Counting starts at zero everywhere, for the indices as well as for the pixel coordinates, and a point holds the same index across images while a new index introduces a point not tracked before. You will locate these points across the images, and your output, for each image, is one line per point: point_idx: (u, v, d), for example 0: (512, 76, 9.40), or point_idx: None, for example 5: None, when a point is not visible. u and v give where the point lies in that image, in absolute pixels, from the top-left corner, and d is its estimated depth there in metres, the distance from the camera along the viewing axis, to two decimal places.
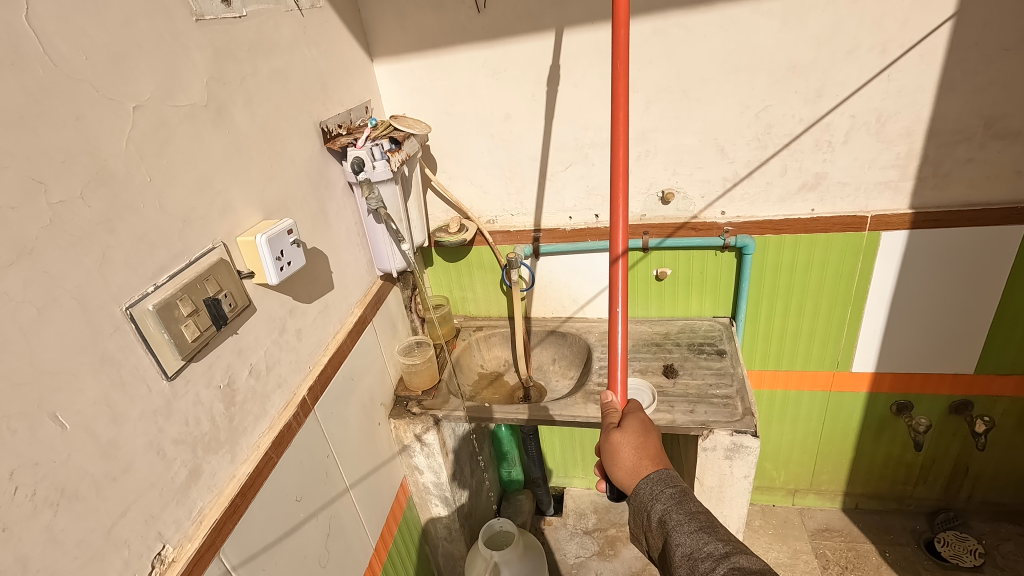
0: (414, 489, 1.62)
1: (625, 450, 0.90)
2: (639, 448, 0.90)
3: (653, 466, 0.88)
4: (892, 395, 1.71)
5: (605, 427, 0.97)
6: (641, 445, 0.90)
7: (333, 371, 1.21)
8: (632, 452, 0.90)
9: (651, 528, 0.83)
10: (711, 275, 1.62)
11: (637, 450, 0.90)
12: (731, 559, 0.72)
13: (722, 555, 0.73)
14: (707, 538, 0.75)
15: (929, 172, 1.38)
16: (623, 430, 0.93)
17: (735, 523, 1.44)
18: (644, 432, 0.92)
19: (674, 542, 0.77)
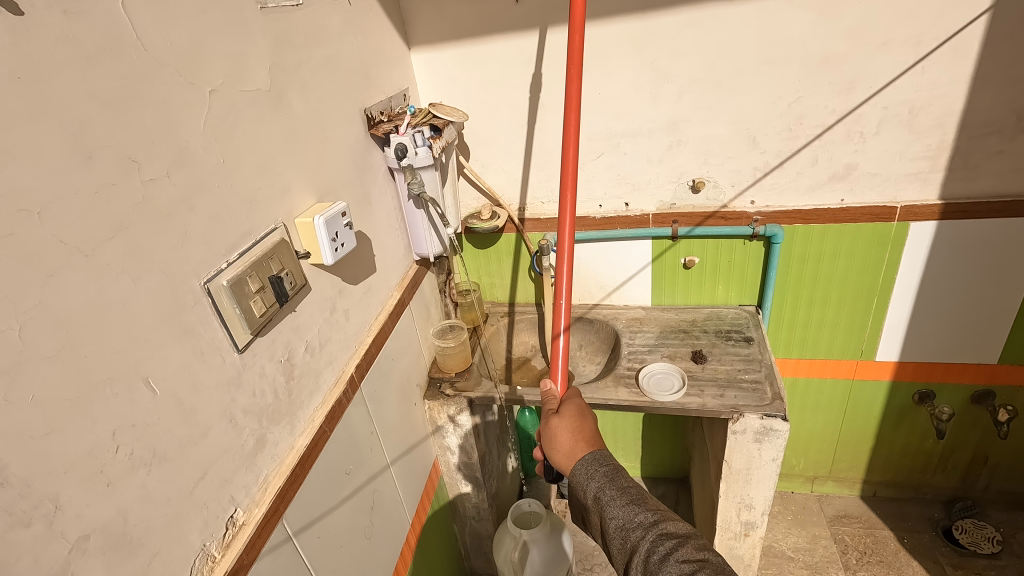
0: (445, 469, 1.66)
1: (563, 433, 1.02)
2: (577, 432, 1.01)
3: (589, 447, 0.98)
4: (914, 384, 1.73)
5: (544, 413, 1.08)
6: (578, 428, 1.02)
7: (376, 350, 1.25)
8: (570, 436, 1.01)
9: (588, 504, 0.93)
10: (738, 264, 1.64)
11: (575, 433, 1.01)
12: (659, 526, 0.84)
13: (652, 523, 0.85)
14: (637, 509, 0.87)
15: (959, 164, 1.40)
16: (561, 416, 1.04)
17: (761, 505, 1.48)
18: (580, 417, 1.04)
19: (608, 516, 0.88)
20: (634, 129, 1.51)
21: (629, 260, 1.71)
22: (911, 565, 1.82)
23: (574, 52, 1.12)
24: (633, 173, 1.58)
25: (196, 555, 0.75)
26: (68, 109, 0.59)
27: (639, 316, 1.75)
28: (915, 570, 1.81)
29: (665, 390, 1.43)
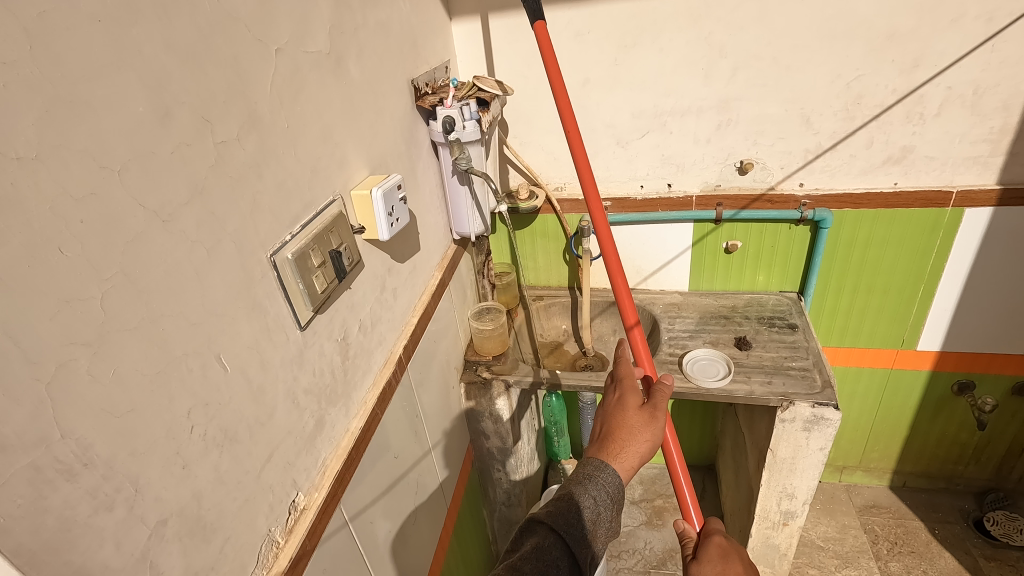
0: (478, 454, 1.63)
1: (632, 420, 0.91)
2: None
3: None
4: (955, 374, 1.71)
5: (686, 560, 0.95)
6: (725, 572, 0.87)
7: (421, 332, 1.21)
8: None
9: None
10: (782, 249, 1.60)
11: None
12: None
13: None
14: None
15: (1022, 148, 1.35)
16: (702, 560, 0.90)
17: (803, 495, 1.45)
18: (725, 558, 0.89)
19: None
20: (683, 107, 1.46)
21: (668, 243, 1.67)
22: (943, 556, 1.80)
23: (571, 118, 1.11)
24: (679, 153, 1.53)
25: (262, 541, 0.72)
26: (147, 60, 0.54)
27: (676, 301, 1.71)
28: (948, 562, 1.79)
29: (710, 376, 1.40)
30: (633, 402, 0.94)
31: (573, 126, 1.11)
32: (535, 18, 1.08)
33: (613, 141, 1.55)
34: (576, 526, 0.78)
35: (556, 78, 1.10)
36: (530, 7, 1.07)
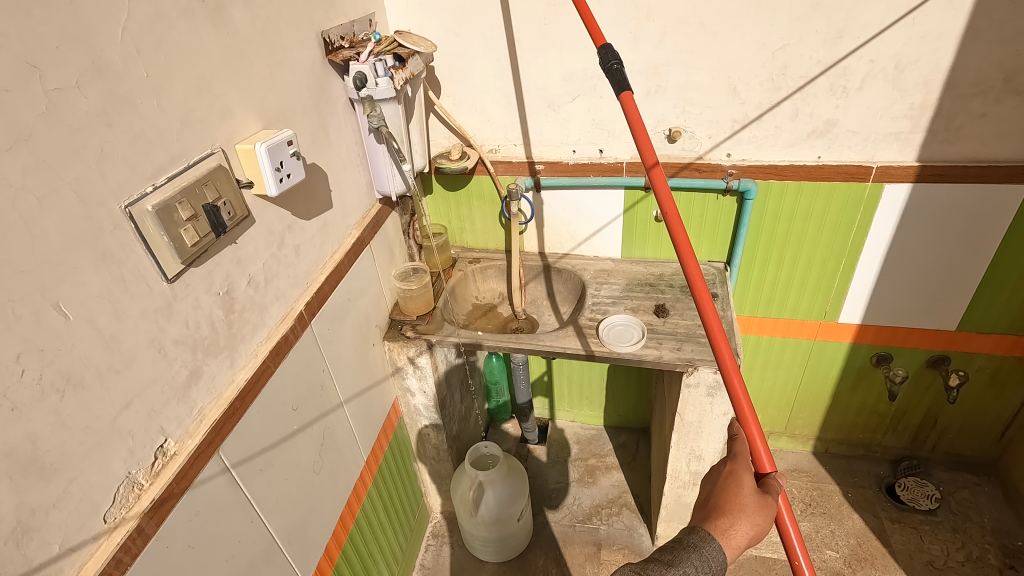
0: (405, 410, 1.67)
1: (749, 493, 0.86)
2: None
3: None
4: (874, 346, 1.75)
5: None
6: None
7: (330, 289, 1.23)
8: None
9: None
10: (710, 219, 1.62)
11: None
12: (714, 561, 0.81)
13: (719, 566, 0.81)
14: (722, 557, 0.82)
15: (940, 125, 1.35)
16: None
17: (710, 456, 1.51)
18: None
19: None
20: None
21: (600, 209, 1.67)
22: (852, 517, 1.88)
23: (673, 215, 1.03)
24: (610, 119, 1.52)
25: (120, 483, 0.75)
26: None
27: (608, 267, 1.73)
28: (855, 522, 1.87)
29: (625, 342, 1.43)
30: (748, 478, 0.88)
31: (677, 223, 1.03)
32: (620, 88, 1.05)
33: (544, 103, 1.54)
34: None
35: (660, 185, 1.05)
36: (614, 80, 1.06)
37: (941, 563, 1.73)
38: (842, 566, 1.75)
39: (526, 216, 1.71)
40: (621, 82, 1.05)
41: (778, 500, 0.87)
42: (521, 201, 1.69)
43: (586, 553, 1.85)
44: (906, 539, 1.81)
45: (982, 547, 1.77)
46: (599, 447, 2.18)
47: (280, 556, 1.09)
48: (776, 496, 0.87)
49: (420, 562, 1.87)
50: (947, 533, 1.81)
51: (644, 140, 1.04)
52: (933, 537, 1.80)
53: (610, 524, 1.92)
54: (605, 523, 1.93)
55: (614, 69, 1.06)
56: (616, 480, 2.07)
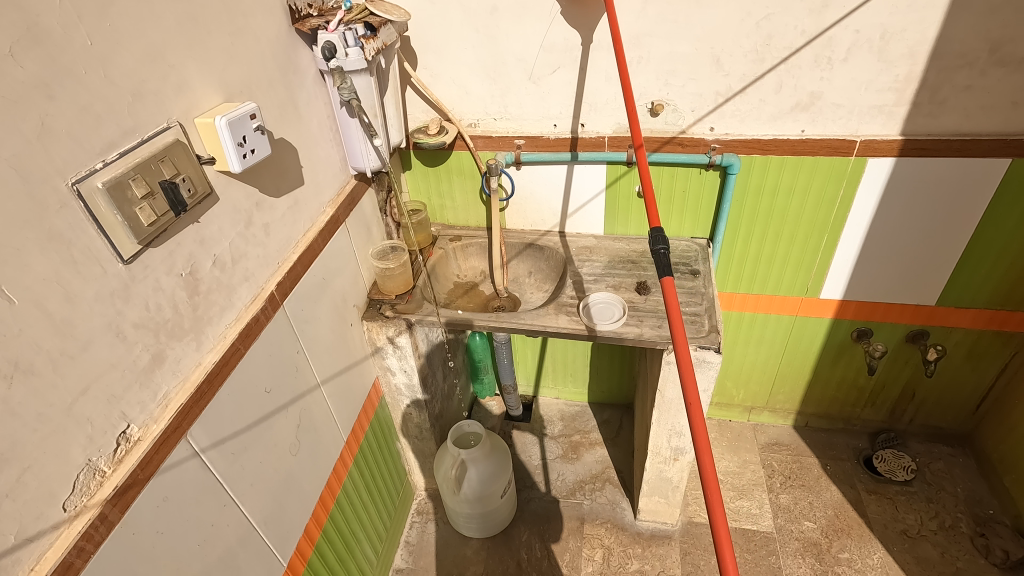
0: (386, 390, 1.66)
1: None
2: None
3: None
4: (855, 322, 1.76)
5: None
6: None
7: (303, 268, 1.20)
8: None
9: None
10: (693, 194, 1.59)
11: None
12: None
13: None
14: None
15: (925, 98, 1.33)
16: None
17: (690, 432, 1.52)
18: None
19: None
20: (594, 41, 1.40)
21: (582, 185, 1.65)
22: (830, 488, 1.91)
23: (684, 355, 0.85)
24: (591, 92, 1.49)
25: (80, 470, 0.73)
26: None
27: (590, 244, 1.71)
28: (833, 494, 1.90)
29: (606, 319, 1.42)
30: None
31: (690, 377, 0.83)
32: (660, 272, 0.95)
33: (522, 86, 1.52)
34: None
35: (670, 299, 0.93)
36: (658, 263, 0.96)
37: (915, 532, 1.77)
38: (820, 537, 1.78)
39: (506, 193, 1.70)
40: (664, 267, 0.96)
41: None
42: (501, 179, 1.67)
43: (570, 528, 1.87)
44: (881, 509, 1.84)
45: (954, 516, 1.81)
46: (583, 424, 2.19)
47: (258, 537, 1.08)
48: None
49: (405, 539, 1.88)
50: (921, 502, 1.85)
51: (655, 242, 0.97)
52: (908, 507, 1.84)
53: (593, 499, 1.94)
54: (588, 498, 1.95)
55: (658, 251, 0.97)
56: (600, 456, 2.08)
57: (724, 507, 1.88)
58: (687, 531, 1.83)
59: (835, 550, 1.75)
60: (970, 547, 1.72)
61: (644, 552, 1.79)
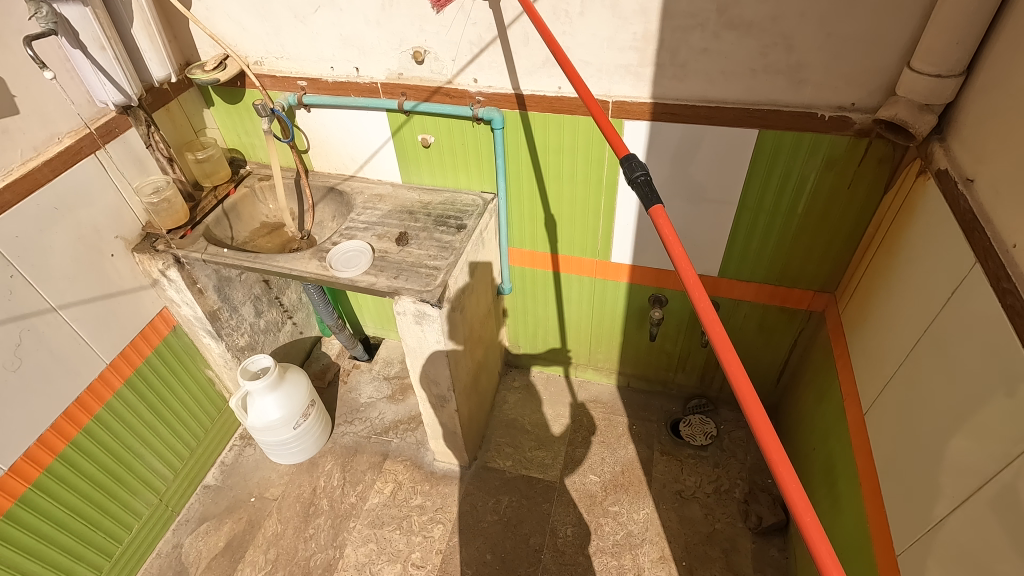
0: (180, 319, 1.74)
1: None
2: None
3: None
4: (648, 287, 1.76)
5: None
6: None
7: (15, 197, 1.24)
8: None
9: None
10: (472, 147, 1.57)
11: None
12: None
13: None
14: None
15: (666, 59, 1.27)
16: None
17: (445, 382, 1.58)
18: None
19: None
20: None
21: (369, 131, 1.64)
22: (626, 447, 1.97)
23: (726, 344, 0.70)
24: (356, 35, 1.45)
25: None
26: None
27: (383, 192, 1.72)
28: (627, 452, 1.96)
29: (349, 268, 1.45)
30: None
31: (739, 374, 0.69)
32: (649, 201, 0.84)
33: (280, 30, 1.50)
34: None
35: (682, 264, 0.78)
36: (640, 192, 0.86)
37: (689, 493, 1.84)
38: (598, 489, 1.86)
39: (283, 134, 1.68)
40: (650, 195, 0.85)
41: None
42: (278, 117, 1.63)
43: (371, 462, 1.98)
44: (667, 470, 1.90)
45: (733, 483, 1.85)
46: None
47: None
48: None
49: (221, 459, 2.03)
50: (707, 467, 1.90)
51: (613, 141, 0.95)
52: (692, 470, 1.90)
53: (402, 438, 2.05)
54: (398, 437, 2.05)
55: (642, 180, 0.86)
56: None
57: (520, 455, 1.97)
58: (478, 474, 1.93)
59: (606, 503, 1.83)
60: (734, 511, 1.78)
61: (431, 490, 1.89)
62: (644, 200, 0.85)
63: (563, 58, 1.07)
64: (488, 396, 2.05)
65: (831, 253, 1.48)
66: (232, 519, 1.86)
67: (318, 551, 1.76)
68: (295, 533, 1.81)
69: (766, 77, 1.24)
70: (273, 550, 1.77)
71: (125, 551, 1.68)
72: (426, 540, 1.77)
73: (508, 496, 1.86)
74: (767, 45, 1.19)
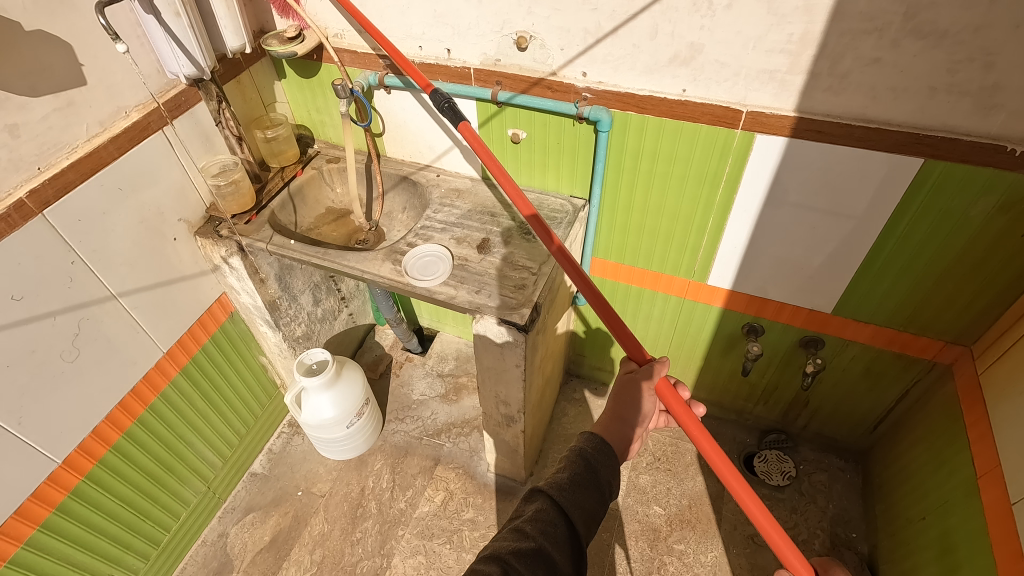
0: (237, 306, 1.65)
1: (621, 391, 1.00)
2: (619, 415, 0.97)
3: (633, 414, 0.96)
4: (744, 315, 1.58)
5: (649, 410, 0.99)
6: (629, 395, 0.98)
7: (79, 178, 1.13)
8: (629, 412, 0.97)
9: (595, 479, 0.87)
10: (568, 147, 1.40)
11: (628, 406, 0.97)
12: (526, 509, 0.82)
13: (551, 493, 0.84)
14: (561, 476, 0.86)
15: (824, 68, 1.07)
16: (631, 380, 1.00)
17: (516, 403, 1.46)
18: (635, 391, 0.98)
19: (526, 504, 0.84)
20: None
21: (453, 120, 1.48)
22: (694, 479, 1.83)
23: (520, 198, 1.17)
24: (452, 12, 1.27)
25: None
26: None
27: (461, 187, 1.57)
28: (695, 485, 1.82)
29: (426, 276, 1.32)
30: (624, 380, 1.02)
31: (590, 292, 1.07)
32: (458, 121, 1.21)
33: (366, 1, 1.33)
34: (553, 479, 0.85)
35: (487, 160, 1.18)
36: (452, 115, 1.22)
37: (762, 539, 1.69)
38: (662, 523, 1.73)
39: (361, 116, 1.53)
40: (455, 116, 1.21)
41: (659, 375, 1.00)
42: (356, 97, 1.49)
43: (422, 466, 1.89)
44: (738, 510, 1.75)
45: (813, 533, 1.70)
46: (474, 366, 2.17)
47: (6, 435, 1.12)
48: (655, 374, 1.00)
49: (269, 446, 1.97)
50: (784, 511, 1.74)
51: (411, 71, 1.27)
52: None
53: (455, 443, 1.95)
54: (451, 441, 1.95)
55: (449, 108, 1.21)
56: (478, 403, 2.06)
57: None
58: None
59: (671, 540, 1.70)
60: None
61: (483, 503, 1.79)
62: (453, 122, 1.21)
63: (383, 39, 1.28)
64: (549, 409, 1.92)
65: (979, 304, 1.27)
66: (278, 513, 1.80)
67: (364, 558, 1.69)
68: (342, 535, 1.74)
69: (948, 98, 1.02)
70: (319, 551, 1.71)
71: (173, 538, 1.64)
72: None
73: None
74: (960, 61, 0.97)
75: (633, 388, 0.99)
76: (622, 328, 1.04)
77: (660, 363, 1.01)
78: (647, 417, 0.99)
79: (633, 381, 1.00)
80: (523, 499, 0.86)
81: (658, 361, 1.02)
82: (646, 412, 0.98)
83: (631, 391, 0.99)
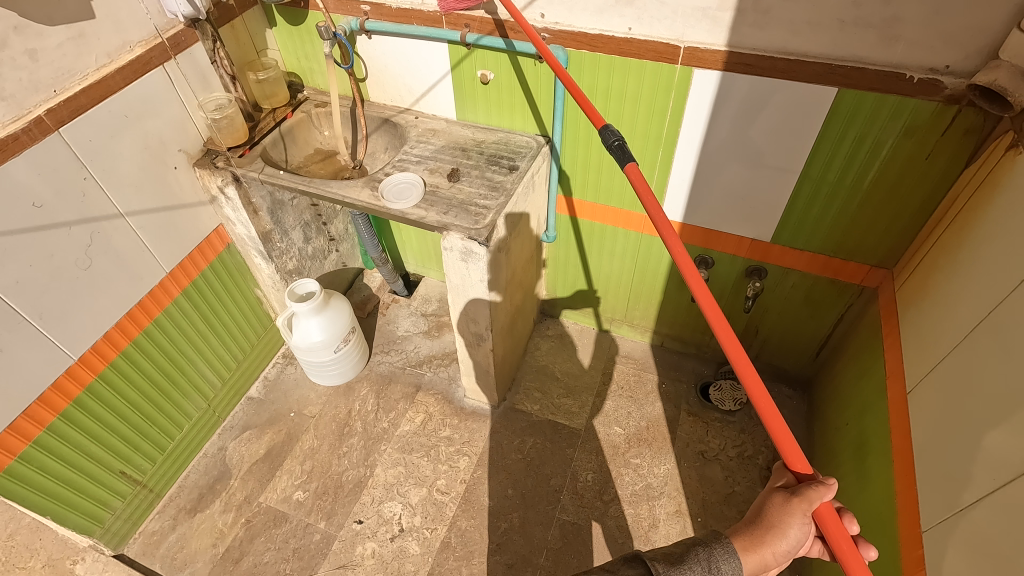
0: (233, 237, 1.80)
1: (771, 511, 0.83)
2: (759, 538, 0.81)
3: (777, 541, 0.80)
4: (696, 248, 1.73)
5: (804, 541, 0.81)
6: (779, 520, 0.81)
7: (89, 102, 1.28)
8: (774, 539, 0.80)
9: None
10: (531, 87, 1.54)
11: (774, 533, 0.80)
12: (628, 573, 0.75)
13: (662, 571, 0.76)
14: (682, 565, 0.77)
15: (748, 4, 1.20)
16: (785, 501, 0.82)
17: (483, 321, 1.61)
18: (789, 520, 0.80)
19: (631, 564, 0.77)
20: None
21: (429, 64, 1.61)
22: (653, 404, 1.99)
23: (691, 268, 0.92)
24: None
25: None
26: None
27: (437, 128, 1.72)
28: (654, 409, 1.98)
29: (400, 199, 1.47)
30: (778, 499, 0.84)
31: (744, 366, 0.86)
32: (625, 160, 1.05)
33: None
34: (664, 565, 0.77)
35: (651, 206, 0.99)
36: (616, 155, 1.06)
37: (712, 454, 1.86)
38: (621, 441, 1.90)
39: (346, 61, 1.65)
40: (622, 156, 1.05)
41: (822, 504, 0.80)
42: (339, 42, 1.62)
43: (405, 391, 2.06)
44: (691, 430, 1.92)
45: (758, 450, 1.86)
46: None
47: (30, 328, 1.28)
48: (817, 500, 0.80)
49: (265, 374, 2.14)
50: (733, 432, 1.91)
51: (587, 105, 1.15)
52: (717, 433, 1.91)
53: (435, 372, 2.12)
54: (431, 371, 2.12)
55: (617, 146, 1.06)
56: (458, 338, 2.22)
57: (548, 401, 2.02)
58: (506, 414, 1.99)
59: (628, 454, 1.87)
60: (754, 477, 1.80)
61: (459, 423, 1.97)
62: (617, 163, 1.05)
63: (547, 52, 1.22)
64: (522, 341, 2.08)
65: (895, 229, 1.42)
66: (272, 430, 1.97)
67: (350, 467, 1.87)
68: (330, 449, 1.92)
69: (855, 30, 1.15)
70: (309, 462, 1.89)
71: (176, 447, 1.82)
72: (452, 469, 1.85)
73: (533, 437, 1.92)
74: None
75: (784, 512, 0.81)
76: (784, 434, 0.83)
77: (826, 487, 0.81)
78: (796, 546, 0.81)
79: (786, 500, 0.82)
80: (620, 558, 0.78)
81: (823, 483, 0.81)
82: (792, 542, 0.81)
83: (781, 514, 0.81)
